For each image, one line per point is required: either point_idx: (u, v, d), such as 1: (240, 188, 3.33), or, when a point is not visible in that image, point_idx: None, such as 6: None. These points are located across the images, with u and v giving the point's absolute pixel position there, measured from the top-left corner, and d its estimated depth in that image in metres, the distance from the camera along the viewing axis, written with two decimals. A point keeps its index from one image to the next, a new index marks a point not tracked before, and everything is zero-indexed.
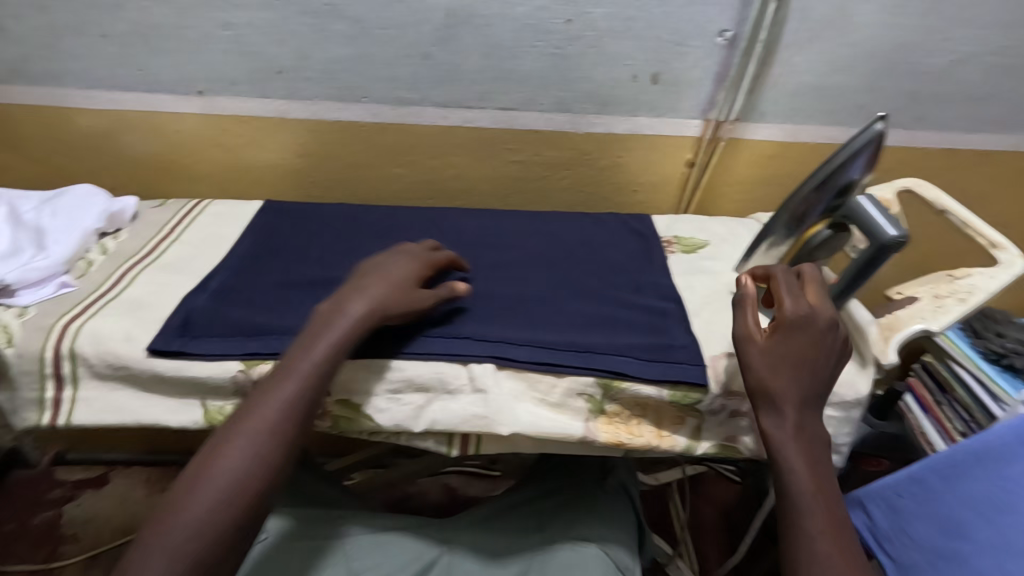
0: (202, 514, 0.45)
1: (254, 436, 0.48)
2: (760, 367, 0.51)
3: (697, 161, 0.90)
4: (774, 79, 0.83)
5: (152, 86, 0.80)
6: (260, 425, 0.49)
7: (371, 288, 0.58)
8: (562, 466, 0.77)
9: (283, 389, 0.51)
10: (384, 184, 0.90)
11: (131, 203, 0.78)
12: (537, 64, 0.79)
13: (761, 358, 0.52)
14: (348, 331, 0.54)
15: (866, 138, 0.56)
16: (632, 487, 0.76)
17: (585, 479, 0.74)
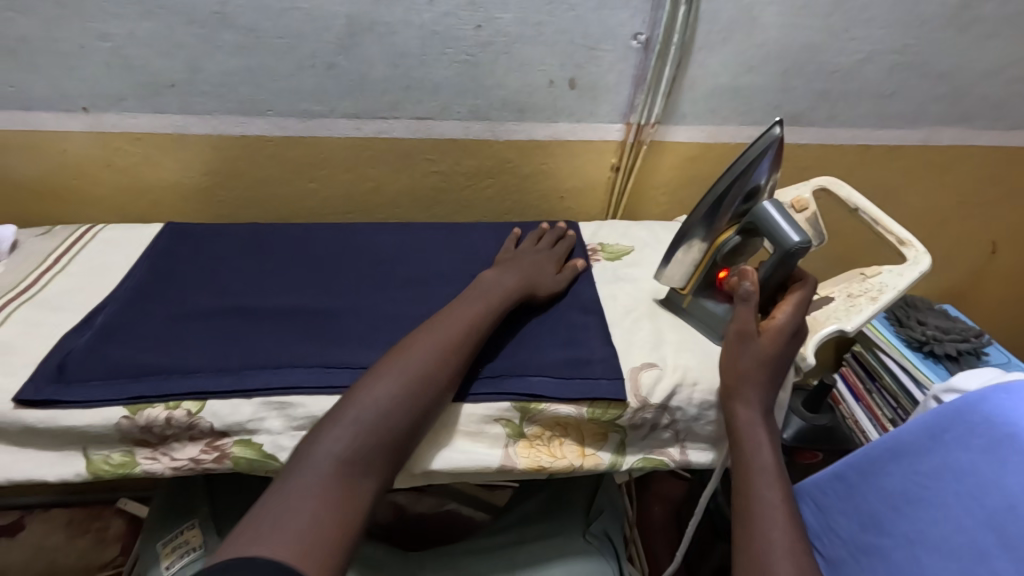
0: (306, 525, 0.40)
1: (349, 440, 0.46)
2: (755, 358, 0.57)
3: (621, 166, 0.89)
4: (691, 81, 0.82)
5: (27, 104, 0.73)
6: (383, 406, 0.48)
7: (496, 288, 0.62)
8: (548, 507, 0.74)
9: (393, 374, 0.50)
10: (299, 200, 0.85)
11: (8, 232, 0.71)
12: (449, 72, 0.77)
13: (760, 352, 0.57)
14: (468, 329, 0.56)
15: (765, 142, 0.57)
16: (615, 536, 0.72)
17: (567, 523, 0.71)
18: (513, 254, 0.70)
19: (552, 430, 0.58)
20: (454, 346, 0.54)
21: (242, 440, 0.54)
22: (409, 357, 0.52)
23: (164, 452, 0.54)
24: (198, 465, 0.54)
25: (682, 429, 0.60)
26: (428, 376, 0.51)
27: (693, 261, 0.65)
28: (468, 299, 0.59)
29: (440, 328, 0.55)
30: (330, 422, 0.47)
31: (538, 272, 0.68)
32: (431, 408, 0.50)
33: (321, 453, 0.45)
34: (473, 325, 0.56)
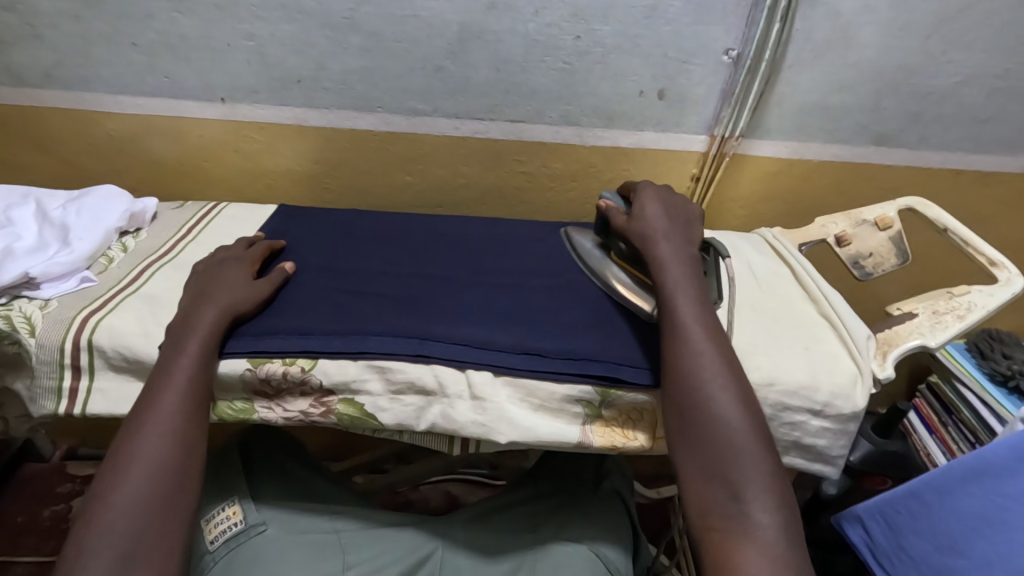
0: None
1: (142, 478, 0.49)
2: (664, 251, 0.63)
3: (702, 177, 0.91)
4: (779, 97, 0.84)
5: (177, 93, 0.83)
6: (126, 506, 0.48)
7: (208, 313, 0.59)
8: (560, 466, 0.79)
9: (133, 462, 0.50)
10: (395, 192, 0.92)
11: (151, 204, 0.81)
12: (546, 79, 0.82)
13: (658, 241, 0.64)
14: (200, 354, 0.56)
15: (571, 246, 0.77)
16: (625, 494, 0.78)
17: (581, 482, 0.76)
18: (206, 268, 0.67)
19: (627, 414, 0.61)
20: (179, 408, 0.53)
21: (345, 398, 0.60)
22: (143, 438, 0.51)
23: (278, 402, 0.61)
24: (307, 417, 0.60)
25: None
26: (170, 446, 0.51)
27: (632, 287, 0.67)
28: (164, 354, 0.57)
29: (151, 396, 0.54)
30: (76, 553, 0.46)
31: (234, 282, 0.64)
32: (191, 470, 0.52)
33: (129, 488, 0.49)
34: (197, 361, 0.56)
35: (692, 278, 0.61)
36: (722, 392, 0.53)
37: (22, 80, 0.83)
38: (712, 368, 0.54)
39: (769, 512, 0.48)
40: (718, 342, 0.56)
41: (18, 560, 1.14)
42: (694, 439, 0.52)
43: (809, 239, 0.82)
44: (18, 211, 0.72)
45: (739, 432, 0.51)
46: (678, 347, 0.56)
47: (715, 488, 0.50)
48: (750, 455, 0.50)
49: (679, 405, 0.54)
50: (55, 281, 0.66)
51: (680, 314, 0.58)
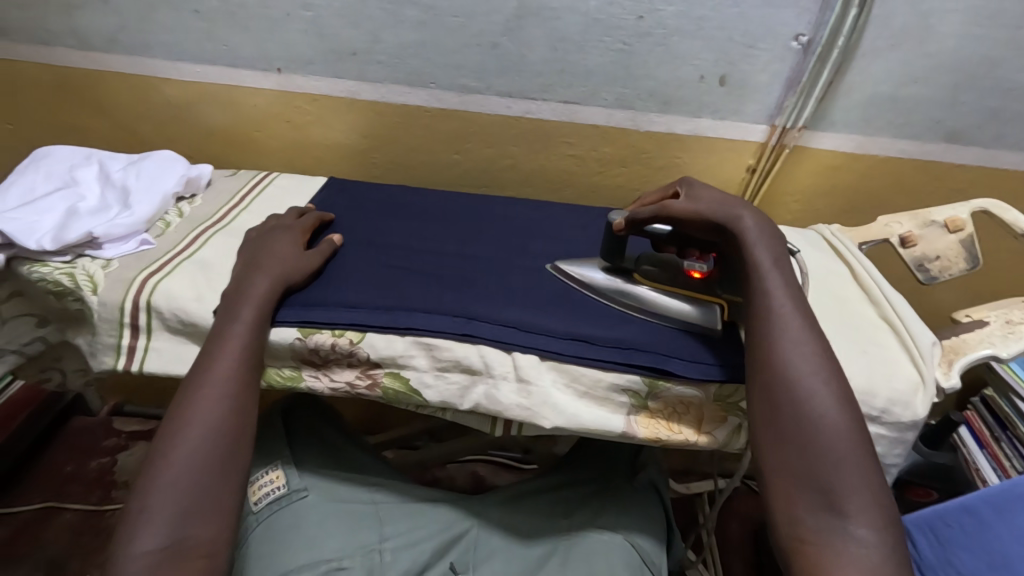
0: (164, 532, 0.46)
1: (199, 439, 0.50)
2: (754, 231, 0.58)
3: (758, 168, 0.88)
4: (847, 87, 0.81)
5: (234, 62, 0.84)
6: (185, 465, 0.49)
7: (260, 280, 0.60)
8: (594, 453, 0.78)
9: (193, 423, 0.51)
10: (442, 170, 0.92)
11: (206, 170, 0.82)
12: (603, 60, 0.80)
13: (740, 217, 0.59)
14: (254, 321, 0.57)
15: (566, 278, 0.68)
16: (662, 487, 0.76)
17: (617, 472, 0.75)
18: (259, 236, 0.67)
19: (673, 407, 0.59)
20: (236, 374, 0.54)
21: (391, 372, 0.60)
22: (203, 400, 0.52)
23: (325, 372, 0.62)
24: (353, 388, 0.61)
25: None
26: (226, 410, 0.52)
27: (676, 300, 0.63)
28: (220, 320, 0.58)
29: (209, 361, 0.55)
30: (141, 507, 0.47)
31: (285, 251, 0.64)
32: (245, 434, 0.53)
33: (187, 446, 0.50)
34: (251, 328, 0.57)
35: (787, 265, 0.57)
36: (821, 392, 0.50)
37: (89, 45, 0.85)
38: (811, 365, 0.51)
39: (870, 527, 0.45)
40: (814, 339, 0.53)
41: (66, 506, 1.20)
42: (788, 440, 0.49)
43: (871, 238, 0.78)
44: (82, 172, 0.74)
45: (838, 436, 0.48)
46: (772, 340, 0.53)
47: (809, 494, 0.47)
48: (850, 462, 0.47)
49: (771, 400, 0.51)
50: (116, 242, 0.67)
51: (775, 305, 0.54)
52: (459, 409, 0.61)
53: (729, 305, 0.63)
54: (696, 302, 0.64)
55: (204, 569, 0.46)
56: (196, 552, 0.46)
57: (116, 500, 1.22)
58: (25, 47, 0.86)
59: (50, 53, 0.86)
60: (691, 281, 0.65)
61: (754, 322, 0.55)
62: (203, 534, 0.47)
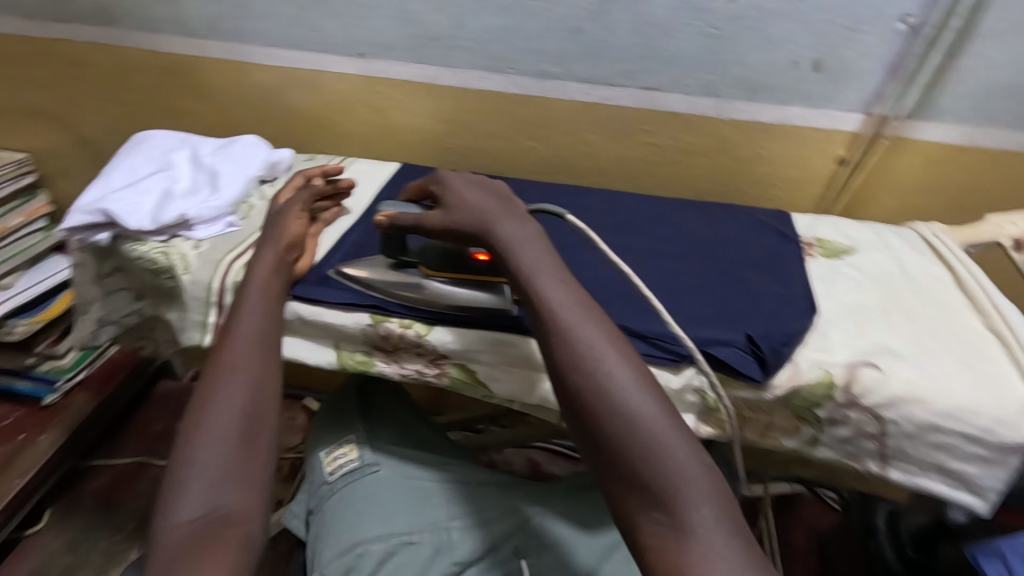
0: (200, 504, 0.46)
1: (225, 416, 0.51)
2: (515, 230, 0.55)
3: (851, 160, 0.82)
4: (960, 73, 0.73)
5: (320, 47, 0.86)
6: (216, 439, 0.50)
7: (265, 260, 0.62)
8: None
9: (219, 399, 0.52)
10: (516, 157, 0.90)
11: (287, 155, 0.84)
12: (690, 44, 0.76)
13: (499, 218, 0.56)
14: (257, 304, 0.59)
15: (343, 278, 0.64)
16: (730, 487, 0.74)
17: None
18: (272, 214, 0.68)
19: (744, 411, 0.59)
20: (253, 356, 0.56)
21: (458, 363, 0.61)
22: (221, 380, 0.53)
23: (394, 359, 0.63)
24: (422, 376, 0.62)
25: (891, 447, 0.57)
26: (247, 388, 0.53)
27: (465, 289, 0.60)
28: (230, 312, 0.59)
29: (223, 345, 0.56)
30: (175, 483, 0.48)
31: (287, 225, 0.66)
32: (270, 411, 0.53)
33: (213, 425, 0.50)
34: (258, 313, 0.58)
35: (551, 253, 0.54)
36: (620, 382, 0.46)
37: (188, 31, 0.89)
38: (599, 356, 0.47)
39: (704, 512, 0.40)
40: (596, 324, 0.49)
41: (153, 463, 1.29)
42: (602, 445, 0.44)
43: (978, 239, 0.72)
44: (177, 155, 0.78)
45: (647, 425, 0.44)
46: (553, 342, 0.49)
47: (638, 495, 0.42)
48: (667, 449, 0.43)
49: (577, 407, 0.46)
50: (206, 223, 0.71)
51: (547, 302, 0.50)
52: (526, 403, 0.61)
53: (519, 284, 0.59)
54: (482, 286, 0.60)
55: (240, 535, 0.45)
56: (229, 517, 0.46)
57: None
58: (133, 33, 0.92)
59: (155, 39, 0.91)
60: (477, 267, 0.60)
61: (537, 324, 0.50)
62: (238, 499, 0.47)
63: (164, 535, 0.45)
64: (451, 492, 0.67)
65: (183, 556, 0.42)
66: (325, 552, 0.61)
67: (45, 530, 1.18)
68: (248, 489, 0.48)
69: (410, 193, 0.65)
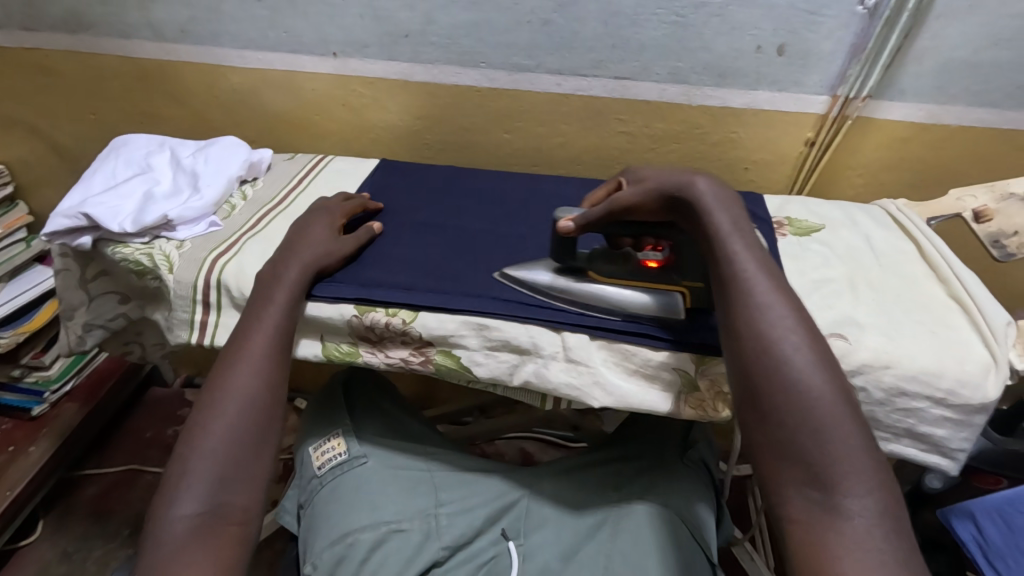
0: (200, 502, 0.49)
1: (233, 417, 0.53)
2: (711, 197, 0.56)
3: (818, 142, 0.84)
4: (918, 53, 0.76)
5: (294, 48, 0.87)
6: (224, 437, 0.52)
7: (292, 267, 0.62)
8: (643, 427, 0.78)
9: (228, 399, 0.54)
10: (494, 150, 0.92)
11: (267, 155, 0.85)
12: (657, 33, 0.78)
13: (693, 188, 0.57)
14: (285, 308, 0.60)
15: (507, 281, 0.65)
16: (711, 463, 0.76)
17: (668, 444, 0.74)
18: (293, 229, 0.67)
19: (721, 386, 0.58)
20: (269, 355, 0.57)
21: (443, 350, 0.62)
22: (233, 380, 0.55)
23: (380, 348, 0.64)
24: (407, 364, 0.63)
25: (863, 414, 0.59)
26: (261, 386, 0.56)
27: (638, 293, 0.61)
28: (254, 302, 0.60)
29: (242, 342, 0.58)
30: (177, 477, 0.50)
31: (320, 244, 0.65)
32: (275, 412, 0.56)
33: (219, 425, 0.53)
34: (285, 313, 0.60)
35: (747, 227, 0.55)
36: (800, 359, 0.46)
37: (160, 36, 0.90)
38: (782, 329, 0.48)
39: (863, 500, 0.41)
40: (787, 296, 0.50)
41: (147, 470, 1.29)
42: (767, 412, 0.46)
43: (941, 213, 0.74)
44: (156, 158, 0.79)
45: (820, 404, 0.45)
46: (738, 306, 0.50)
47: (796, 469, 0.44)
48: (837, 429, 0.44)
49: (745, 370, 0.48)
50: (188, 224, 0.72)
51: (742, 269, 0.51)
52: (509, 386, 0.62)
53: (693, 292, 0.61)
54: (655, 291, 0.62)
55: (239, 532, 0.49)
56: (229, 519, 0.49)
57: None
58: (105, 40, 0.92)
59: (128, 45, 0.92)
60: (647, 271, 0.64)
61: (726, 288, 0.51)
62: (239, 502, 0.50)
63: (161, 529, 0.48)
64: (440, 477, 0.69)
65: (190, 552, 0.46)
66: (316, 544, 0.63)
67: (41, 540, 1.18)
68: (247, 492, 0.51)
69: (595, 197, 0.66)
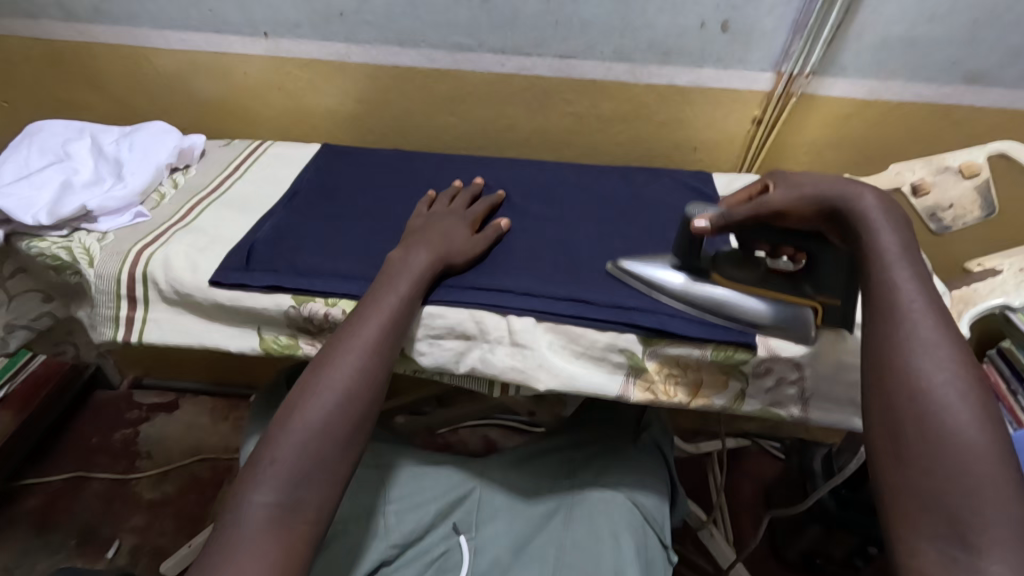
0: (273, 498, 0.47)
1: (326, 413, 0.50)
2: (876, 217, 0.50)
3: (764, 120, 0.85)
4: (859, 28, 0.76)
5: (222, 28, 0.83)
6: (307, 430, 0.49)
7: (421, 253, 0.60)
8: (598, 417, 0.78)
9: (323, 391, 0.51)
10: (440, 133, 0.90)
11: (200, 141, 0.81)
12: (599, 10, 0.76)
13: (863, 198, 0.51)
14: (398, 304, 0.55)
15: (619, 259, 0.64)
16: (666, 448, 0.76)
17: (621, 432, 0.75)
18: (424, 220, 0.65)
19: (670, 368, 0.58)
20: (374, 350, 0.53)
21: None
22: (333, 372, 0.52)
23: (320, 341, 0.61)
24: None
25: (809, 388, 0.57)
26: (361, 384, 0.52)
27: (759, 300, 0.57)
28: (375, 286, 0.57)
29: (353, 329, 0.54)
30: (261, 463, 0.49)
31: (454, 235, 0.63)
32: (368, 411, 0.52)
33: (308, 417, 0.50)
34: (398, 312, 0.55)
35: (915, 255, 0.49)
36: (962, 409, 0.41)
37: (75, 16, 0.84)
38: (947, 375, 0.43)
39: (1015, 573, 0.36)
40: (949, 332, 0.45)
41: (93, 476, 1.24)
42: (907, 447, 0.41)
43: (881, 188, 0.75)
44: (75, 145, 0.74)
45: (978, 460, 0.40)
46: (898, 335, 0.45)
47: (934, 520, 0.39)
48: (986, 480, 0.39)
49: (887, 399, 0.43)
50: (111, 215, 0.67)
51: (904, 297, 0.46)
52: (456, 373, 0.61)
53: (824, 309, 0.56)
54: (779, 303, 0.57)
55: (308, 532, 0.47)
56: (300, 519, 0.47)
57: (141, 469, 1.26)
58: (14, 21, 0.85)
59: (39, 26, 0.85)
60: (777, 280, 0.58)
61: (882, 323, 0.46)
62: (312, 503, 0.48)
63: (235, 519, 0.46)
64: (389, 474, 0.67)
65: (262, 550, 0.45)
66: None
67: None
68: (322, 497, 0.48)
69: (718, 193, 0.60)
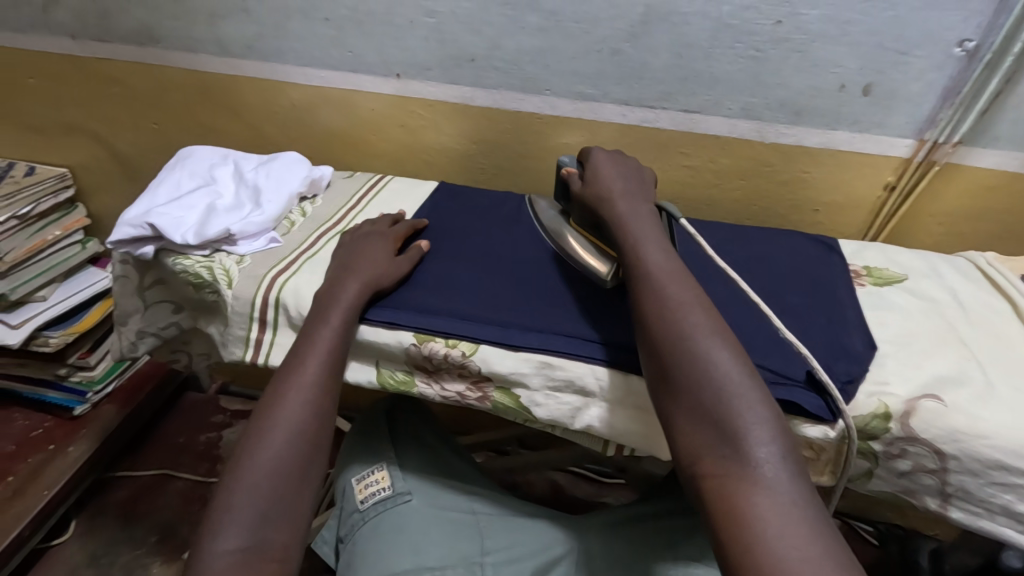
0: (236, 542, 0.47)
1: (281, 449, 0.52)
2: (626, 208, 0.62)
3: (898, 186, 0.80)
4: (1018, 98, 0.71)
5: (357, 67, 0.87)
6: (266, 468, 0.51)
7: (350, 282, 0.62)
8: None
9: (279, 426, 0.53)
10: (550, 178, 0.91)
11: (327, 172, 0.85)
12: (732, 67, 0.75)
13: (619, 199, 0.63)
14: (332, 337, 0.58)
15: (529, 210, 0.78)
16: None
17: None
18: (351, 245, 0.68)
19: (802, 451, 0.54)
20: (318, 384, 0.56)
21: (501, 387, 0.59)
22: (283, 408, 0.54)
23: (436, 379, 0.61)
24: (463, 399, 0.60)
25: (952, 484, 0.52)
26: (308, 419, 0.55)
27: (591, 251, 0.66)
28: (310, 321, 0.60)
29: (296, 364, 0.57)
30: (223, 508, 0.49)
31: (380, 258, 0.65)
32: (320, 444, 0.55)
33: (264, 458, 0.52)
34: (334, 345, 0.58)
35: (658, 236, 0.59)
36: (704, 330, 0.49)
37: (228, 52, 0.91)
38: (685, 306, 0.51)
39: (768, 446, 0.43)
40: (689, 282, 0.54)
41: (178, 476, 1.29)
42: (678, 380, 0.47)
43: None
44: (220, 171, 0.79)
45: (723, 364, 0.47)
46: (649, 288, 0.54)
47: (706, 427, 0.45)
48: (740, 388, 0.46)
49: (656, 343, 0.50)
50: (249, 238, 0.71)
51: (648, 259, 0.56)
52: (569, 428, 0.59)
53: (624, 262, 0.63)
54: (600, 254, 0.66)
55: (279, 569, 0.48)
56: (271, 556, 0.48)
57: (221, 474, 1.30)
58: (174, 54, 0.94)
59: (195, 59, 0.93)
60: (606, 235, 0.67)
61: (631, 275, 0.56)
62: (280, 539, 0.49)
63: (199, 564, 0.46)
64: (409, 530, 0.63)
65: None
66: None
67: (71, 542, 1.18)
68: (287, 534, 0.50)
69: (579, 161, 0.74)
